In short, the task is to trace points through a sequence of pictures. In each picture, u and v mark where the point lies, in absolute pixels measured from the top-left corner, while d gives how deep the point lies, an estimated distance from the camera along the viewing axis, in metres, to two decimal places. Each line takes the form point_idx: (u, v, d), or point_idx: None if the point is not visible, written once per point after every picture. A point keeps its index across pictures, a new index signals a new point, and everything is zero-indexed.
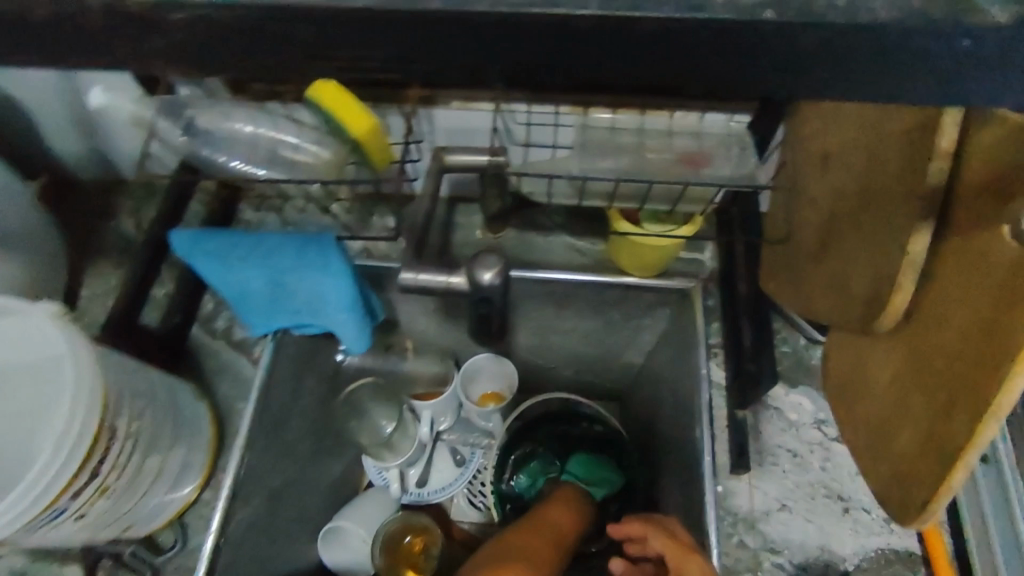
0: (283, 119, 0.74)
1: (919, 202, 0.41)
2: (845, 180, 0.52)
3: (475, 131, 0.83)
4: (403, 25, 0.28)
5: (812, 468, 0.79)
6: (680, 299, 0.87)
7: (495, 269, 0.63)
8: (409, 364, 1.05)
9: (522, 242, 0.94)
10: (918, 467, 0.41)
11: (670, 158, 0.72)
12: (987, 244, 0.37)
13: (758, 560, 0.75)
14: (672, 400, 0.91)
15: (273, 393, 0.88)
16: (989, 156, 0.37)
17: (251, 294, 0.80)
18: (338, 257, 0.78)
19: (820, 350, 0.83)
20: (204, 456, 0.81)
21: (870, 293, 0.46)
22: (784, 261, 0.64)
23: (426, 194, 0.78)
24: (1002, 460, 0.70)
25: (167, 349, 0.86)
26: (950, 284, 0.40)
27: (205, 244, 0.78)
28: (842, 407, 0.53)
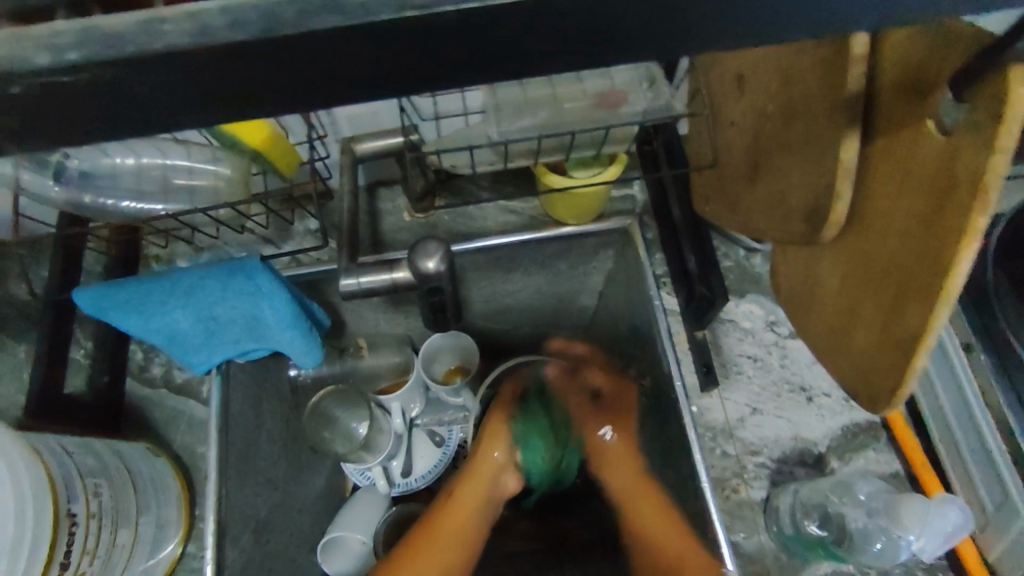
0: (171, 146, 0.71)
1: (843, 110, 0.42)
2: (763, 96, 0.53)
3: (382, 115, 0.78)
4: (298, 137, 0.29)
5: (773, 368, 0.82)
6: (621, 237, 0.87)
7: (437, 256, 0.60)
8: (368, 362, 1.02)
9: (454, 215, 0.92)
10: (879, 360, 0.44)
11: (585, 103, 0.71)
12: (914, 138, 0.38)
13: (741, 464, 0.78)
14: (631, 333, 0.94)
15: (233, 429, 0.83)
16: (902, 54, 0.38)
17: (180, 333, 0.74)
18: (266, 277, 0.72)
19: (759, 257, 0.87)
20: (178, 510, 0.76)
21: (808, 204, 0.47)
22: (716, 183, 0.65)
23: (346, 190, 0.74)
24: (946, 349, 0.73)
25: (107, 414, 0.79)
26: (884, 184, 0.42)
27: (114, 297, 0.71)
28: (799, 315, 0.56)
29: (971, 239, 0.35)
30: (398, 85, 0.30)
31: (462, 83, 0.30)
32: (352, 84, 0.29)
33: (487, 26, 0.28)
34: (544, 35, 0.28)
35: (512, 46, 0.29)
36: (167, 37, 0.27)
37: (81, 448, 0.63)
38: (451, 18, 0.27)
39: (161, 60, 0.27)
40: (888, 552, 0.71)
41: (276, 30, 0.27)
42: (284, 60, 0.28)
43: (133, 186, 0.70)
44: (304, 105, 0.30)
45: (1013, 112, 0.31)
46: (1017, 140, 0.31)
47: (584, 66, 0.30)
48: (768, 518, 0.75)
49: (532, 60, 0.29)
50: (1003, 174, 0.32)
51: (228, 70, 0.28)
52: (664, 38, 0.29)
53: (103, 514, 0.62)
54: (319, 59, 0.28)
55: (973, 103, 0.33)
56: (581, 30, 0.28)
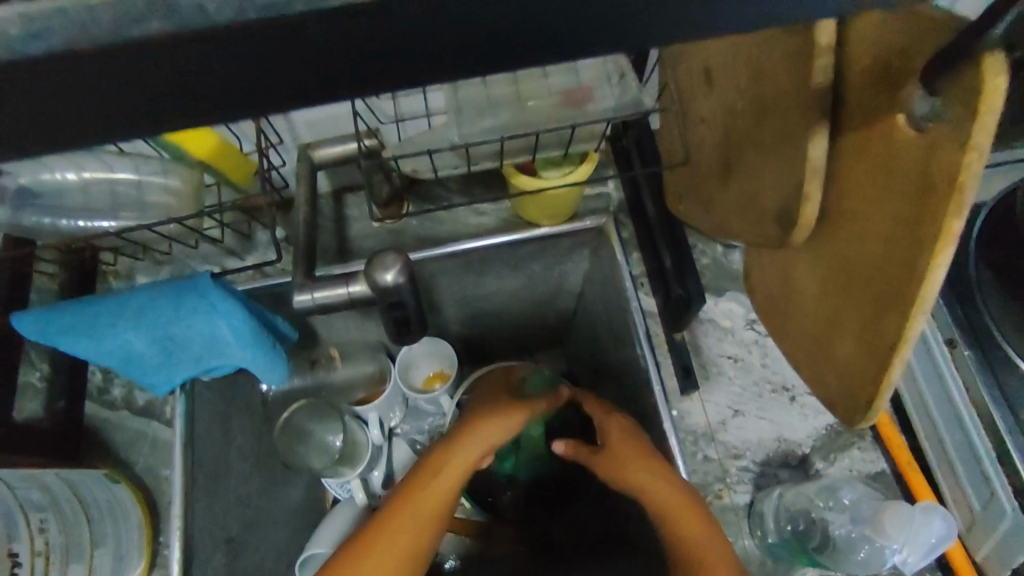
0: (118, 158, 0.67)
1: (811, 105, 0.39)
2: (731, 91, 0.51)
3: (339, 118, 0.75)
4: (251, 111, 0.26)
5: (754, 368, 0.80)
6: (595, 237, 0.85)
7: (395, 267, 0.57)
8: (341, 373, 0.99)
9: (423, 219, 0.89)
10: (859, 369, 0.41)
11: (551, 102, 0.68)
12: (886, 134, 0.36)
13: (724, 468, 0.76)
14: (610, 335, 0.91)
15: (199, 450, 0.80)
16: (871, 44, 0.35)
17: (135, 354, 0.71)
18: (220, 293, 0.69)
19: (736, 253, 0.84)
20: (141, 536, 0.73)
21: (780, 206, 0.45)
22: (689, 181, 0.63)
23: (304, 198, 0.71)
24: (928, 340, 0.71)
25: (64, 440, 0.76)
26: (856, 183, 0.40)
27: (61, 322, 0.67)
28: (775, 320, 0.53)
29: (947, 243, 0.32)
30: (305, 92, 0.27)
31: (376, 91, 0.27)
32: (257, 92, 0.27)
33: (393, 27, 0.25)
34: (458, 37, 0.26)
35: (423, 50, 0.27)
36: (43, 44, 0.24)
37: (25, 482, 0.60)
38: (347, 18, 0.25)
39: (43, 67, 0.25)
40: (873, 560, 0.69)
41: (165, 35, 0.25)
42: (178, 65, 0.26)
43: (80, 202, 0.66)
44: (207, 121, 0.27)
45: (988, 106, 0.29)
46: (993, 136, 0.29)
47: (509, 69, 0.28)
48: (752, 522, 0.74)
49: (448, 63, 0.27)
50: (979, 173, 0.30)
51: (124, 79, 0.26)
52: (597, 36, 0.27)
53: (51, 551, 0.59)
54: (216, 67, 0.26)
55: (946, 96, 0.31)
56: (500, 31, 0.26)
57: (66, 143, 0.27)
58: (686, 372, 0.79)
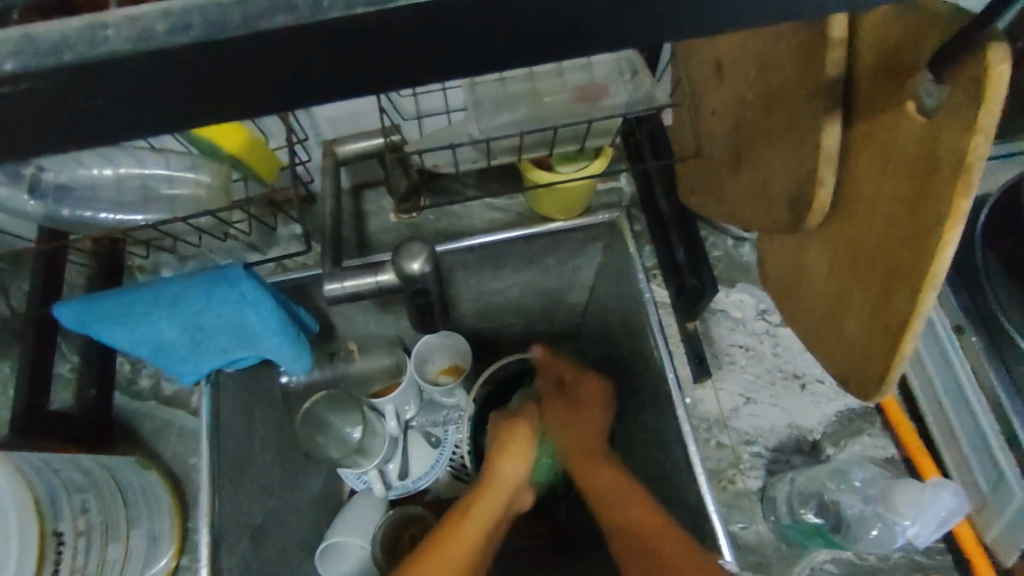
0: (149, 154, 0.69)
1: (822, 95, 0.41)
2: (742, 84, 0.53)
3: (361, 115, 0.77)
4: (334, 80, 0.29)
5: (765, 357, 0.82)
6: (608, 231, 0.87)
7: (422, 257, 0.59)
8: (360, 365, 1.01)
9: (440, 214, 0.91)
10: (869, 348, 0.43)
11: (568, 97, 0.70)
12: (895, 121, 0.38)
13: (737, 454, 0.78)
14: (622, 326, 0.93)
15: (225, 439, 0.82)
16: (881, 35, 0.37)
17: (166, 343, 0.73)
18: (250, 284, 0.71)
19: (747, 246, 0.86)
20: (171, 522, 0.75)
21: (791, 192, 0.47)
22: (701, 173, 0.65)
23: (329, 193, 0.73)
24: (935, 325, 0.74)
25: (97, 428, 0.78)
26: (865, 168, 0.41)
27: (96, 310, 0.69)
28: (787, 307, 0.55)
29: (955, 223, 0.34)
30: (363, 84, 0.29)
31: (427, 78, 0.29)
32: (326, 79, 0.29)
33: (449, 22, 0.27)
34: (507, 32, 0.28)
35: (474, 43, 0.28)
36: (130, 41, 0.26)
37: (67, 464, 0.62)
38: (412, 14, 0.27)
39: (129, 62, 0.26)
40: (886, 538, 0.70)
41: (239, 32, 0.26)
42: (255, 60, 0.27)
43: (111, 197, 0.68)
44: (268, 106, 0.29)
45: (992, 92, 0.30)
46: (997, 120, 0.31)
47: (554, 61, 0.29)
48: (765, 507, 0.75)
49: (496, 57, 0.29)
50: (985, 156, 0.32)
51: (202, 71, 0.27)
52: (634, 29, 0.29)
53: (91, 531, 0.61)
54: (281, 63, 0.28)
55: (952, 84, 0.32)
56: (545, 26, 0.28)
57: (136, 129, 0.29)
58: (699, 361, 0.81)
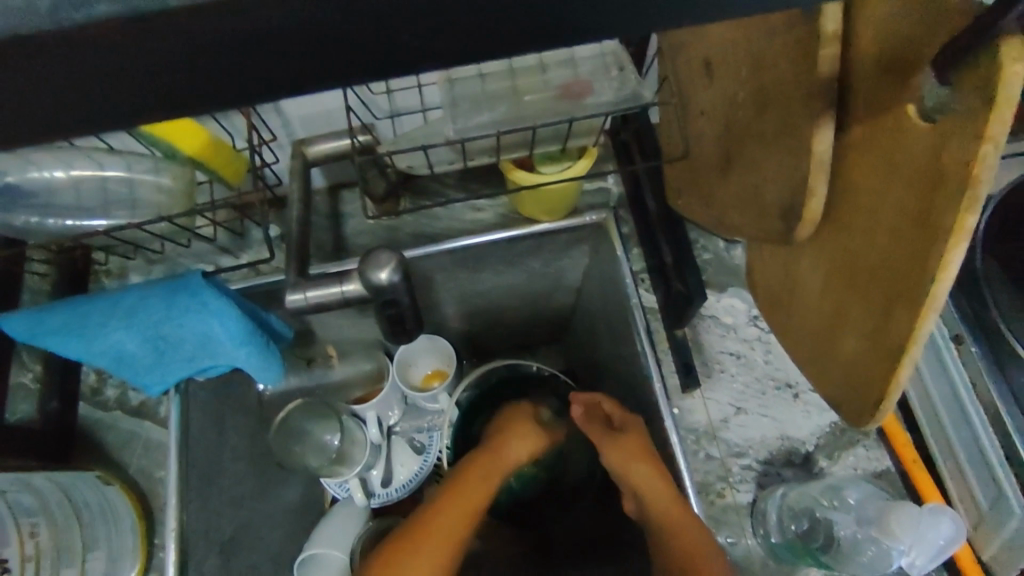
0: (107, 156, 0.66)
1: (816, 95, 0.38)
2: (732, 83, 0.50)
3: (333, 113, 0.74)
4: (246, 79, 0.25)
5: (756, 365, 0.79)
6: (594, 233, 0.84)
7: (389, 265, 0.56)
8: (339, 372, 0.98)
9: (420, 216, 0.87)
10: (866, 369, 0.40)
11: (548, 95, 0.67)
12: (896, 124, 0.34)
13: (726, 467, 0.75)
14: (609, 332, 0.90)
15: (194, 452, 0.79)
16: (879, 30, 0.34)
17: (127, 354, 0.69)
18: (213, 292, 0.68)
19: (738, 249, 0.83)
20: (134, 540, 0.71)
21: (782, 200, 0.43)
22: (689, 175, 0.61)
23: (298, 196, 0.70)
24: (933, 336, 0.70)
25: (58, 440, 0.75)
26: (862, 176, 0.38)
27: (48, 325, 0.66)
28: (779, 319, 0.52)
29: (959, 240, 0.31)
30: (278, 80, 0.26)
31: (350, 74, 0.26)
32: (246, 76, 0.25)
33: (369, 13, 0.24)
34: (432, 23, 0.24)
35: (398, 35, 0.25)
36: (6, 32, 0.22)
37: (15, 485, 0.60)
38: (324, 3, 0.23)
39: (7, 55, 0.23)
40: (879, 563, 0.67)
41: (118, 22, 0.23)
42: (145, 54, 0.24)
43: (70, 201, 0.65)
44: (170, 105, 0.26)
45: (1003, 97, 0.27)
46: (1009, 128, 0.28)
47: (493, 56, 0.26)
48: (754, 522, 0.72)
49: (428, 53, 0.25)
50: (994, 165, 0.29)
51: (96, 64, 0.24)
52: (585, 19, 0.25)
53: (41, 555, 0.59)
54: (175, 55, 0.24)
55: (958, 87, 0.29)
56: (479, 15, 0.24)
57: (21, 135, 0.26)
58: (687, 370, 0.78)
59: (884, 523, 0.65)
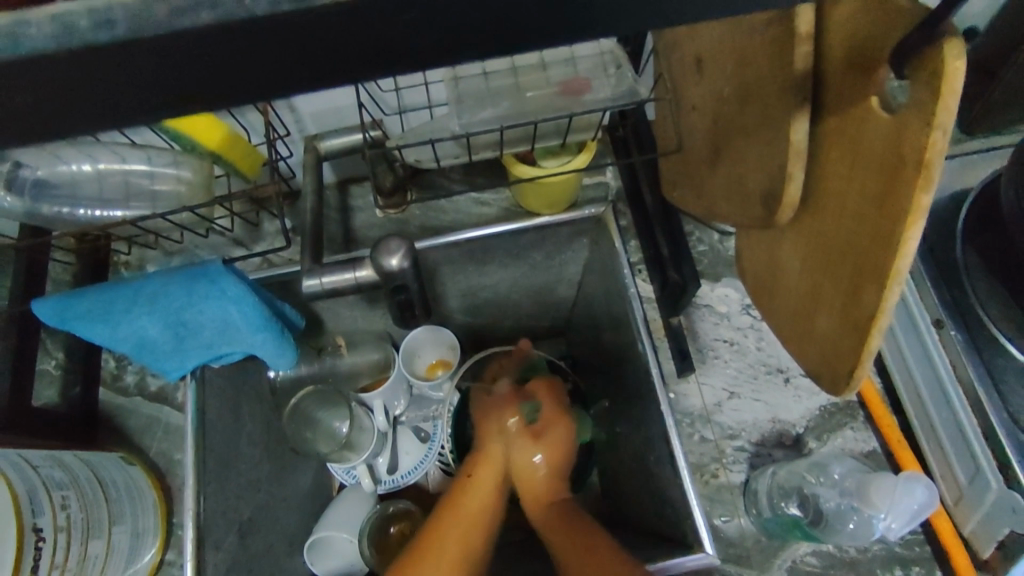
0: (130, 151, 0.69)
1: (792, 89, 0.41)
2: (719, 79, 0.53)
3: (344, 110, 0.77)
4: (282, 75, 0.29)
5: (749, 351, 0.82)
6: (594, 226, 0.87)
7: (400, 253, 0.59)
8: (347, 361, 1.02)
9: (426, 210, 0.91)
10: (839, 342, 0.44)
11: (549, 92, 0.70)
12: (862, 116, 0.38)
13: (720, 449, 0.78)
14: (609, 322, 0.93)
15: (210, 436, 0.82)
16: (847, 30, 0.37)
17: (149, 340, 0.73)
18: (231, 280, 0.71)
19: (732, 240, 0.87)
20: (155, 517, 0.74)
21: (764, 188, 0.47)
22: (682, 168, 0.65)
23: (311, 189, 0.73)
24: (917, 322, 0.74)
25: (82, 424, 0.79)
26: (835, 165, 0.42)
27: (73, 311, 0.69)
28: (763, 302, 0.56)
29: (917, 218, 0.34)
30: (310, 76, 0.29)
31: (373, 70, 0.29)
32: (288, 72, 0.29)
33: (391, 17, 0.27)
34: (444, 26, 0.28)
35: (416, 36, 0.28)
36: (84, 35, 0.26)
37: (47, 462, 0.63)
38: (352, 8, 0.26)
39: (83, 54, 0.26)
40: (862, 530, 0.70)
41: (173, 26, 0.26)
42: (195, 54, 0.27)
43: (94, 193, 0.68)
44: (214, 100, 0.29)
45: (949, 88, 0.30)
46: (955, 116, 0.31)
47: (499, 54, 0.29)
48: (747, 501, 0.75)
49: (442, 52, 0.29)
50: (943, 151, 0.32)
51: (158, 63, 0.27)
52: (580, 19, 0.28)
53: (72, 526, 0.61)
54: (220, 55, 0.27)
55: (913, 80, 0.33)
56: (488, 18, 0.27)
57: (83, 126, 0.29)
58: (683, 356, 0.81)
59: (863, 492, 0.68)
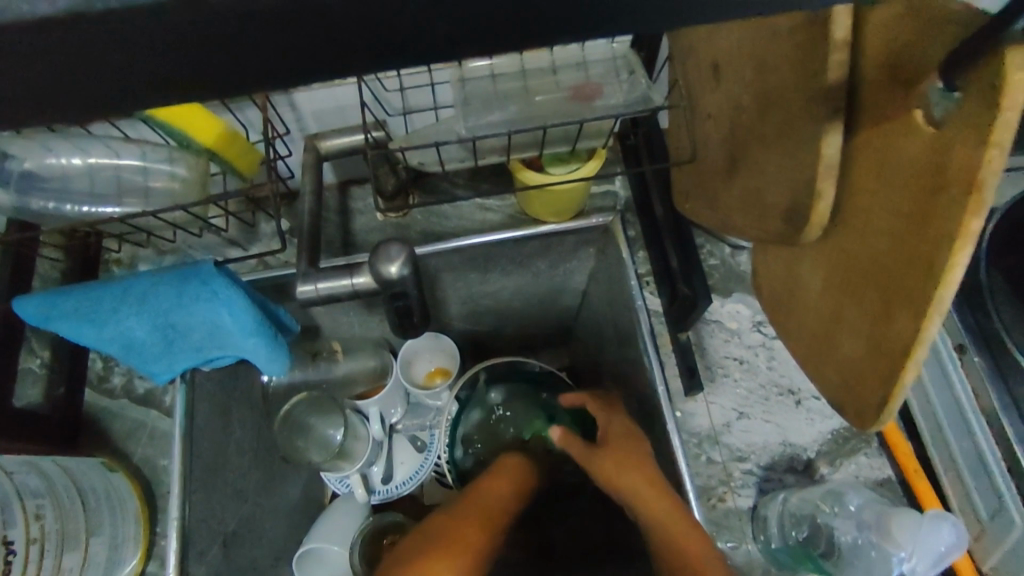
0: (124, 145, 0.67)
1: (821, 98, 0.38)
2: (739, 87, 0.50)
3: (347, 109, 0.75)
4: (268, 64, 0.26)
5: (759, 370, 0.79)
6: (602, 237, 0.84)
7: (399, 259, 0.56)
8: (343, 367, 0.98)
9: (429, 214, 0.88)
10: (868, 372, 0.40)
11: (560, 96, 0.68)
12: (901, 130, 0.35)
13: (728, 471, 0.75)
14: (614, 334, 0.90)
15: (198, 442, 0.79)
16: (888, 35, 0.34)
17: (137, 342, 0.70)
18: (223, 281, 0.68)
19: (744, 255, 0.84)
20: (137, 527, 0.71)
21: (788, 203, 0.44)
22: (696, 179, 0.62)
23: (309, 191, 0.70)
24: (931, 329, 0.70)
25: (64, 428, 0.75)
26: (866, 180, 0.39)
27: (58, 308, 0.66)
28: (781, 324, 0.52)
29: (964, 244, 0.31)
30: (297, 66, 0.26)
31: (370, 62, 0.26)
32: (275, 61, 0.26)
33: (388, 2, 0.24)
34: (448, 13, 0.25)
35: (416, 25, 0.25)
36: (44, 9, 0.23)
37: (23, 469, 0.60)
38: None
39: (50, 35, 0.23)
40: (879, 566, 0.67)
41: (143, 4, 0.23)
42: (168, 38, 0.24)
43: (83, 188, 0.66)
44: (189, 89, 0.26)
45: (1009, 103, 0.27)
46: (1014, 132, 0.28)
47: (508, 48, 0.27)
48: (755, 527, 0.72)
49: (445, 44, 0.26)
50: (999, 171, 0.29)
51: (133, 46, 0.24)
52: (599, 9, 0.26)
53: (47, 538, 0.59)
54: (196, 39, 0.25)
55: (967, 92, 0.29)
56: (498, 7, 0.25)
57: (42, 114, 0.26)
58: (691, 373, 0.78)
59: (886, 529, 0.65)
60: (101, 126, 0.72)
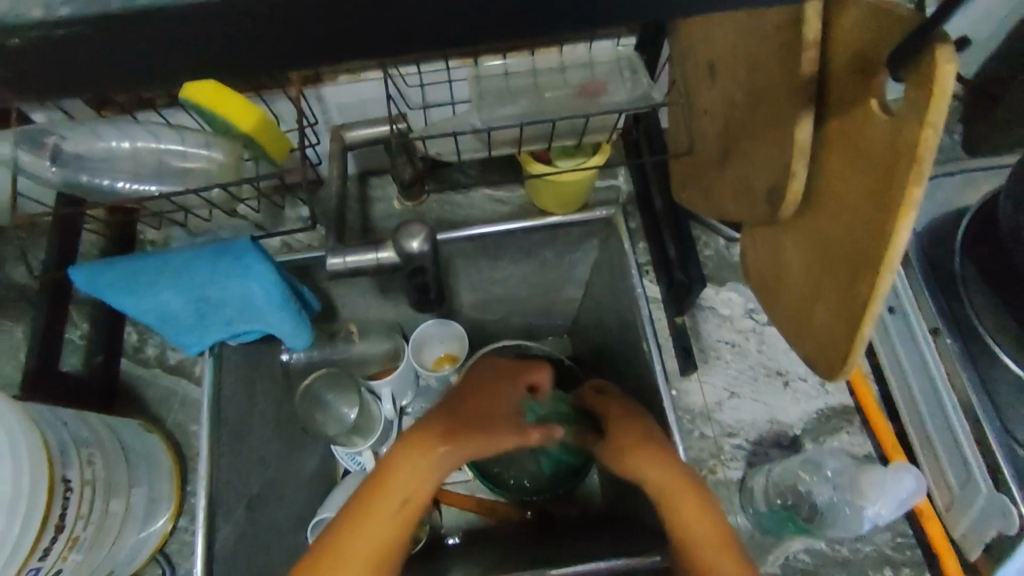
0: (164, 130, 0.73)
1: (798, 91, 0.44)
2: (731, 84, 0.56)
3: (371, 102, 0.81)
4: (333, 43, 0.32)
5: (750, 354, 0.85)
6: (605, 228, 0.90)
7: (421, 236, 0.62)
8: (360, 347, 1.05)
9: (443, 204, 0.94)
10: (836, 331, 0.46)
11: (568, 93, 0.74)
12: (861, 117, 0.40)
13: (719, 446, 0.80)
14: (615, 320, 0.96)
15: (225, 409, 0.85)
16: (850, 36, 0.40)
17: (174, 313, 0.76)
18: (255, 257, 0.75)
19: (738, 247, 0.90)
20: (170, 484, 0.77)
21: (770, 185, 0.50)
22: (693, 170, 0.67)
23: (335, 177, 0.77)
24: (906, 308, 0.75)
25: (102, 391, 0.81)
26: (835, 163, 0.44)
27: (106, 279, 0.72)
28: (766, 297, 0.58)
29: (909, 212, 0.37)
30: (355, 46, 0.32)
31: (414, 45, 0.33)
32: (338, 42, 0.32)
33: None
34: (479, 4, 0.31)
35: (453, 15, 0.31)
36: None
37: (75, 420, 0.66)
38: None
39: (166, 14, 0.30)
40: (853, 522, 0.72)
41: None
42: (257, 20, 0.30)
43: (129, 168, 0.72)
44: (267, 63, 0.33)
45: (941, 91, 0.33)
46: (946, 116, 0.34)
47: (527, 35, 0.33)
48: (743, 497, 0.77)
49: (475, 31, 0.32)
50: (935, 148, 0.35)
51: (228, 26, 0.31)
52: (600, 5, 0.32)
53: (97, 481, 0.64)
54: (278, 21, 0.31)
55: (910, 83, 0.35)
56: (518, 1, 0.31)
57: (150, 81, 0.33)
58: (686, 355, 0.83)
59: (856, 485, 0.72)
60: (146, 112, 0.78)
